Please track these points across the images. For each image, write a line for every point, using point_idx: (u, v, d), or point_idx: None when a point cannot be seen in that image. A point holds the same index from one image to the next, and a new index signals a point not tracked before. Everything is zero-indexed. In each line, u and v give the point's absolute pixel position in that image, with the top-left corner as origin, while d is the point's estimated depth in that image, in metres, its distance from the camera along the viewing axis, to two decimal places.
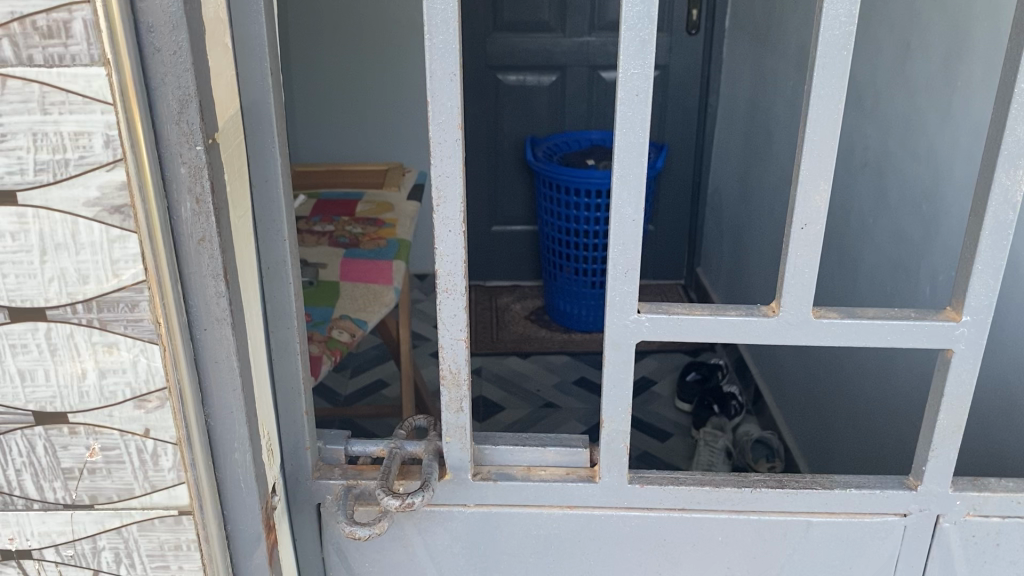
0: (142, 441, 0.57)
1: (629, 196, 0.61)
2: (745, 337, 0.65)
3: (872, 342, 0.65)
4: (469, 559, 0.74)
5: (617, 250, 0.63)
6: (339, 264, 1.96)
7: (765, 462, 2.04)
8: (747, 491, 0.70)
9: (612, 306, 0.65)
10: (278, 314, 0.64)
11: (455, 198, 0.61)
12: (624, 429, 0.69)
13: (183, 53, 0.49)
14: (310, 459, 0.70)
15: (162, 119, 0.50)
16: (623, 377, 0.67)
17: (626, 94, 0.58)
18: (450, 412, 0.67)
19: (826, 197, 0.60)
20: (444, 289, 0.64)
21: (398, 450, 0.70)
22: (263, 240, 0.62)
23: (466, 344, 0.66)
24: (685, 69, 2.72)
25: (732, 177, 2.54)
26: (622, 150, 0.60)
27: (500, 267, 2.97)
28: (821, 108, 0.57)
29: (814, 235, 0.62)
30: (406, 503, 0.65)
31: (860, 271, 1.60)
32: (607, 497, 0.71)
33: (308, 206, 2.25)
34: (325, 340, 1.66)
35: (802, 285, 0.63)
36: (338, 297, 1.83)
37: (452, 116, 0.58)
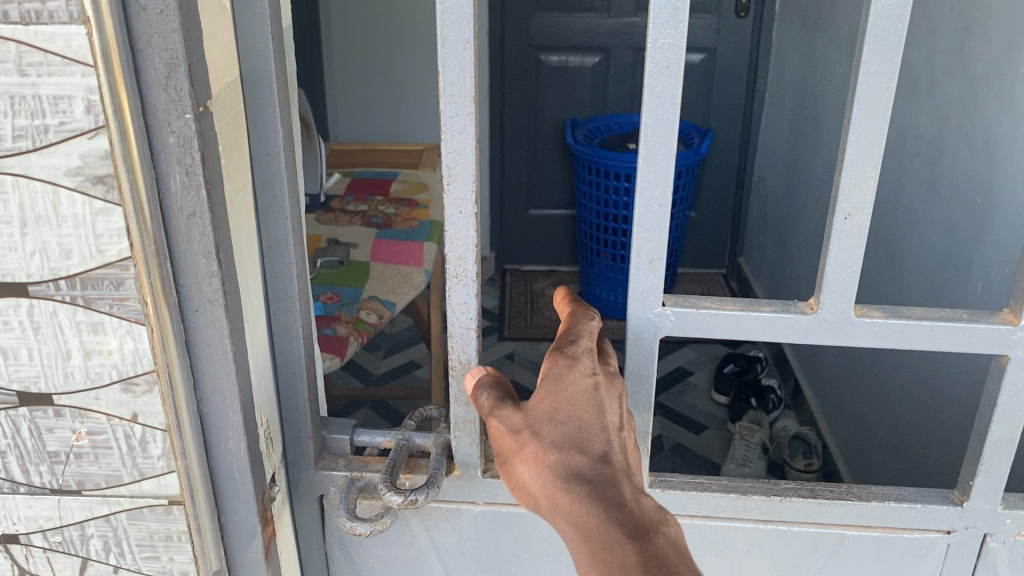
0: (130, 426, 0.54)
1: (655, 179, 0.56)
2: (780, 336, 0.60)
3: (918, 344, 0.60)
4: (478, 559, 0.71)
5: (641, 238, 0.58)
6: (371, 245, 1.93)
7: (803, 459, 1.98)
8: (776, 500, 0.66)
9: (635, 298, 0.60)
10: (279, 295, 0.61)
11: (467, 177, 0.57)
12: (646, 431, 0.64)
13: (170, 14, 0.45)
14: (312, 448, 0.67)
15: (149, 84, 0.46)
16: (646, 373, 0.63)
17: (654, 67, 0.53)
18: (460, 406, 0.63)
19: (873, 186, 0.55)
20: (454, 275, 0.60)
21: (405, 442, 0.67)
22: (262, 216, 0.59)
23: (477, 333, 0.62)
24: (734, 51, 2.63)
25: (778, 165, 2.47)
26: (650, 129, 0.55)
27: (537, 252, 2.92)
28: (872, 89, 0.52)
29: (858, 227, 0.56)
30: (414, 500, 0.61)
31: (907, 266, 1.53)
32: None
33: (342, 184, 2.23)
34: (352, 320, 1.64)
35: (842, 283, 0.58)
36: (368, 278, 1.80)
37: (464, 88, 0.54)
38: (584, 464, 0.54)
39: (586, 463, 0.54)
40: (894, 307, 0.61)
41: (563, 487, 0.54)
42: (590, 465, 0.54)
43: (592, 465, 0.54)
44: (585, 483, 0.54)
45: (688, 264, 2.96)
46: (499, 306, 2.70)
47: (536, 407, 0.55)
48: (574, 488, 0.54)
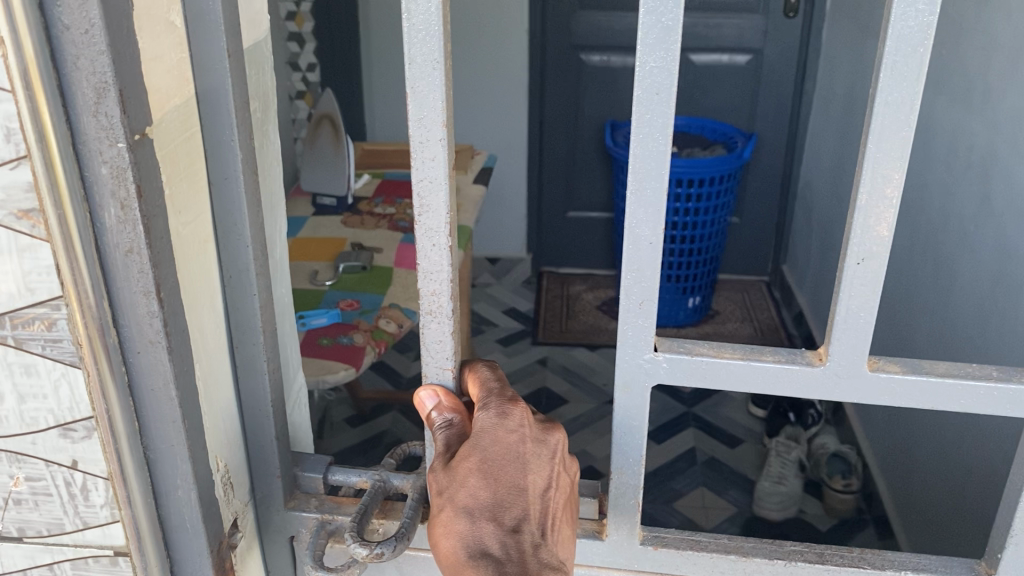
0: (70, 473, 0.50)
1: (645, 215, 0.51)
2: (785, 389, 0.55)
3: (940, 405, 0.54)
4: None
5: (631, 279, 0.53)
6: (396, 250, 1.90)
7: (841, 479, 1.89)
8: (780, 564, 0.61)
9: (624, 343, 0.55)
10: (241, 329, 0.57)
11: (441, 208, 0.52)
12: (636, 484, 0.59)
13: (97, 34, 0.41)
14: (281, 489, 0.63)
15: (78, 109, 0.42)
16: (636, 423, 0.57)
17: (644, 92, 0.48)
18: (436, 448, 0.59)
19: (891, 227, 0.49)
20: (428, 313, 0.55)
21: (381, 483, 0.62)
22: (224, 243, 0.54)
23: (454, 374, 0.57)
24: (781, 54, 2.55)
25: (825, 171, 2.38)
26: (639, 161, 0.49)
27: (574, 255, 2.86)
28: (889, 124, 0.46)
29: (873, 273, 0.50)
30: (380, 552, 0.56)
31: (956, 284, 1.45)
32: (613, 558, 0.63)
33: (372, 185, 2.21)
34: (371, 329, 1.60)
35: (853, 337, 0.52)
36: (390, 284, 1.76)
37: (436, 111, 0.49)
38: (493, 534, 0.52)
39: (495, 535, 0.52)
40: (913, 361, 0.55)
41: (468, 557, 0.52)
42: (498, 537, 0.52)
43: (501, 538, 0.52)
44: (491, 558, 0.52)
45: (731, 270, 2.88)
46: (533, 310, 2.65)
47: (457, 468, 0.53)
48: (479, 562, 0.52)
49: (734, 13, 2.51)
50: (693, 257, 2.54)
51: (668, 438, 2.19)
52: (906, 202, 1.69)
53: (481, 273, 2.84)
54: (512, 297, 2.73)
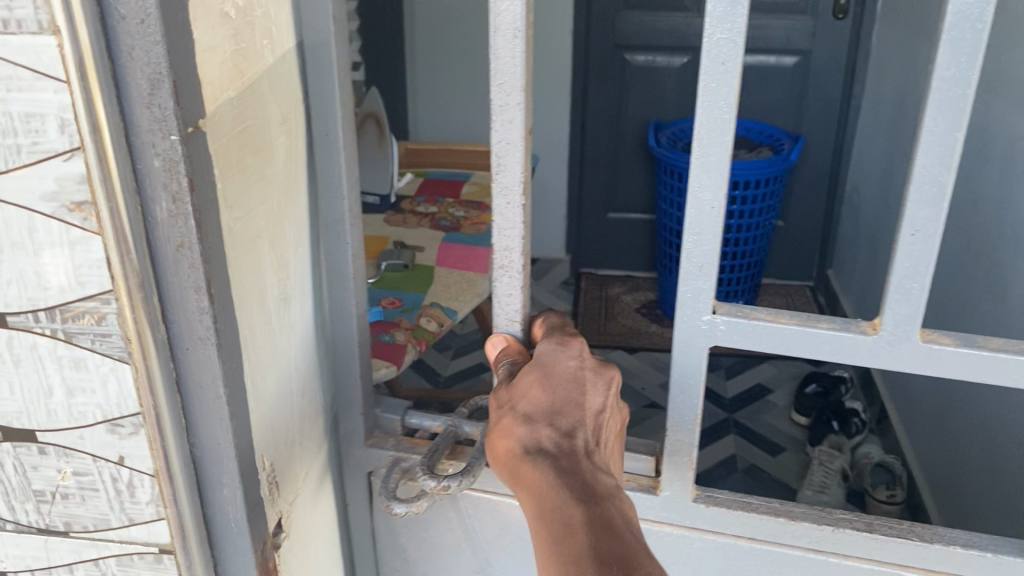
0: (116, 468, 0.50)
1: (708, 179, 0.57)
2: (836, 353, 0.60)
3: (986, 378, 0.59)
4: (522, 550, 0.75)
5: (694, 242, 0.59)
6: (437, 249, 1.90)
7: (885, 489, 1.86)
8: (828, 529, 0.68)
9: (685, 302, 0.62)
10: (335, 274, 0.65)
11: (515, 167, 0.58)
12: (691, 442, 0.66)
13: (153, 24, 0.40)
14: (363, 425, 0.72)
15: (132, 101, 0.42)
16: (695, 377, 0.64)
17: (712, 64, 0.54)
18: None
19: (944, 202, 0.53)
20: (501, 265, 0.62)
21: (454, 429, 0.70)
22: (322, 195, 0.62)
23: (522, 327, 0.64)
24: (830, 57, 2.51)
25: (873, 175, 2.33)
26: (704, 128, 0.56)
27: (614, 256, 2.84)
28: (946, 97, 0.50)
29: (926, 244, 0.54)
30: (450, 485, 0.63)
31: (1011, 293, 1.40)
32: (669, 512, 0.70)
33: (414, 184, 2.22)
34: (412, 328, 1.60)
35: (904, 305, 0.57)
36: (432, 283, 1.76)
37: (515, 76, 0.56)
38: (550, 437, 0.53)
39: (552, 438, 0.53)
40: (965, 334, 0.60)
41: (525, 458, 0.53)
42: (554, 439, 0.54)
43: (558, 442, 0.53)
44: (548, 457, 0.53)
45: (773, 275, 2.83)
46: (573, 310, 2.63)
47: (521, 377, 0.56)
48: (536, 460, 0.53)
49: (783, 15, 2.47)
50: (736, 259, 2.51)
51: (709, 443, 2.17)
52: (957, 207, 1.65)
53: None
54: (551, 297, 2.71)
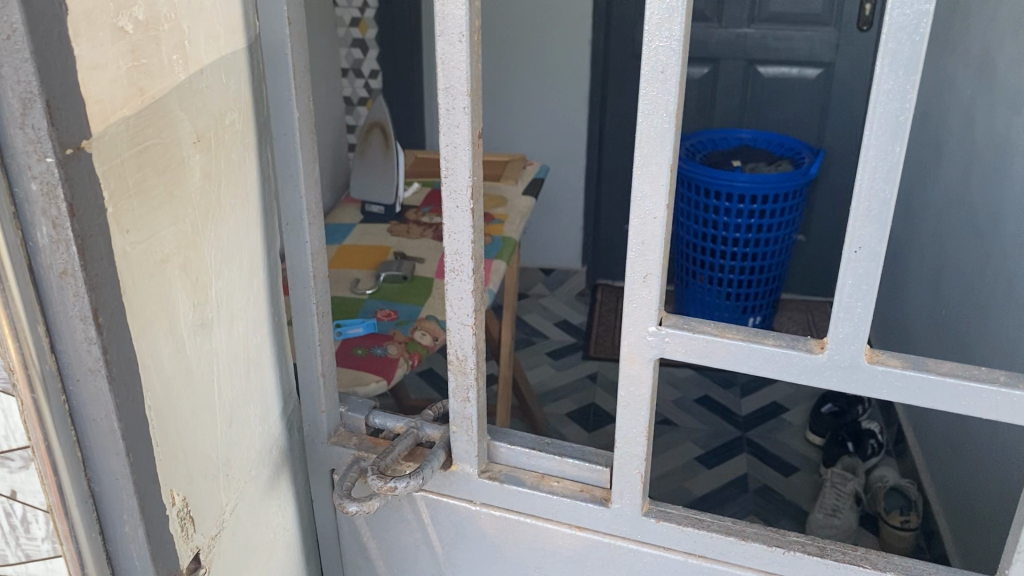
0: (10, 503, 0.48)
1: (644, 185, 0.59)
2: (784, 368, 0.62)
3: (935, 403, 0.60)
4: (479, 555, 0.80)
5: (636, 252, 0.62)
6: (438, 260, 1.88)
7: (899, 514, 1.81)
8: (779, 552, 0.70)
9: (631, 314, 0.64)
10: (296, 271, 0.70)
11: (463, 172, 0.64)
12: (638, 457, 0.70)
13: (21, 40, 0.38)
14: (326, 423, 0.77)
15: (6, 123, 0.39)
16: (641, 385, 0.67)
17: (650, 73, 0.56)
18: (458, 400, 0.73)
19: (881, 220, 0.55)
20: (453, 269, 0.68)
21: (415, 430, 0.77)
22: (282, 197, 0.67)
23: (473, 330, 0.70)
24: (854, 68, 2.45)
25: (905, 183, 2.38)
26: (644, 136, 0.58)
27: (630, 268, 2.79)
28: (883, 112, 0.52)
29: (864, 261, 0.57)
30: (397, 485, 0.69)
31: None
32: (620, 525, 0.74)
33: (420, 195, 2.21)
34: (406, 341, 1.57)
35: (845, 324, 0.59)
36: (429, 295, 1.74)
37: (460, 82, 0.61)
38: None
39: None
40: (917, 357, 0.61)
41: None
42: None
43: None
44: None
45: (795, 290, 2.76)
46: (587, 323, 2.60)
47: None
48: None
49: (804, 26, 2.42)
50: (755, 274, 2.47)
51: (720, 462, 2.11)
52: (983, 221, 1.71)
53: (536, 283, 2.80)
54: (566, 308, 2.69)
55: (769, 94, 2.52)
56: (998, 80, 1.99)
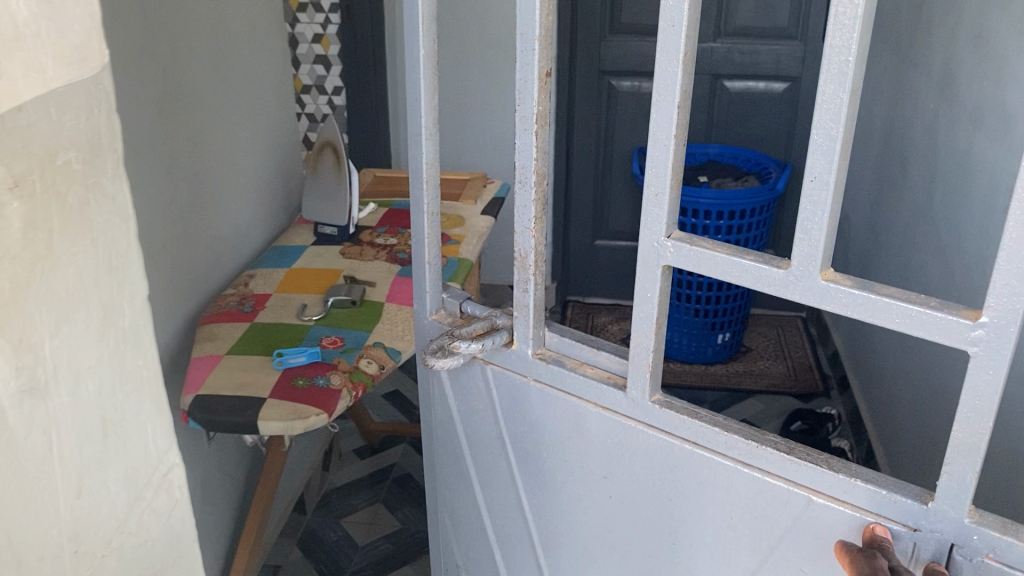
0: None
1: (661, 118, 0.85)
2: (761, 278, 0.85)
3: (871, 315, 0.80)
4: (544, 421, 1.15)
5: (652, 174, 0.89)
6: (390, 283, 1.84)
7: None
8: (753, 444, 0.94)
9: (650, 225, 0.91)
10: (415, 176, 1.11)
11: (530, 101, 0.96)
12: (648, 351, 0.98)
13: None
14: (429, 303, 1.19)
15: None
16: (654, 278, 0.93)
17: (668, 21, 0.82)
18: (521, 292, 1.07)
19: (829, 159, 0.76)
20: (520, 182, 1.01)
21: (492, 318, 1.14)
22: (411, 116, 1.07)
23: (532, 233, 1.03)
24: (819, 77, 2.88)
25: (863, 195, 2.71)
26: (662, 78, 0.84)
27: (603, 284, 3.46)
28: (832, 65, 0.74)
29: (821, 188, 0.78)
30: (462, 345, 1.08)
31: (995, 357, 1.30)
32: (638, 405, 1.03)
33: (376, 216, 2.17)
34: (349, 370, 1.53)
35: (806, 243, 0.81)
36: (378, 320, 1.69)
37: (531, 23, 0.93)
38: None
39: None
40: (869, 283, 0.81)
41: None
42: None
43: None
44: None
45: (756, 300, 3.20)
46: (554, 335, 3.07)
47: None
48: None
49: (770, 41, 2.87)
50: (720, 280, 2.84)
51: None
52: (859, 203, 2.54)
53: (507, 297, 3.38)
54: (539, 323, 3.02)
55: (733, 106, 2.96)
56: (953, 86, 2.00)
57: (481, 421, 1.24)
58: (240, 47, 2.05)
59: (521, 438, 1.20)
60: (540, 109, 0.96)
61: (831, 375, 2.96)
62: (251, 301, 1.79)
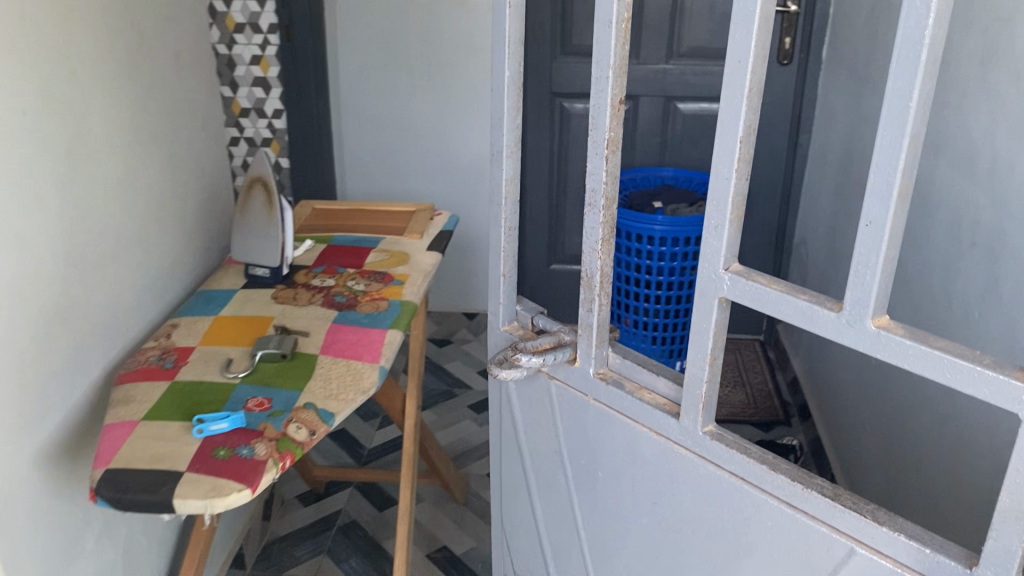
0: None
1: (724, 151, 0.96)
2: (818, 318, 0.93)
3: (930, 372, 0.85)
4: (604, 434, 1.32)
5: (713, 207, 0.99)
6: (325, 333, 1.70)
7: None
8: (799, 487, 1.04)
9: (716, 259, 1.02)
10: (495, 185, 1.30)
11: (602, 127, 1.10)
12: (700, 387, 1.11)
13: None
14: (502, 316, 1.41)
15: None
16: (714, 308, 1.05)
17: (734, 61, 0.92)
18: (585, 311, 1.23)
19: (885, 207, 0.83)
20: (591, 204, 1.15)
21: (559, 336, 1.33)
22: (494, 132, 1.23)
23: (598, 254, 1.17)
24: (775, 99, 2.86)
25: (820, 224, 2.66)
26: (726, 114, 0.94)
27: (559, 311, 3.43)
28: (895, 112, 0.80)
29: (877, 234, 0.85)
30: (524, 357, 1.27)
31: None
32: (689, 433, 1.16)
33: (314, 254, 2.04)
34: (277, 438, 1.40)
35: (857, 290, 0.89)
36: (311, 377, 1.56)
37: (606, 53, 1.06)
38: None
39: None
40: (921, 334, 0.87)
41: None
42: None
43: None
44: None
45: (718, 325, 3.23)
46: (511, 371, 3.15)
47: None
48: None
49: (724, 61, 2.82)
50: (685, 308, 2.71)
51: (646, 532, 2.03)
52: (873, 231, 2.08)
53: (461, 328, 3.38)
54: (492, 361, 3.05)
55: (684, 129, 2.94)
56: None
57: (548, 427, 1.45)
58: (167, 75, 1.93)
59: (580, 446, 1.39)
60: (612, 135, 1.10)
61: (791, 401, 2.89)
62: (174, 356, 1.64)
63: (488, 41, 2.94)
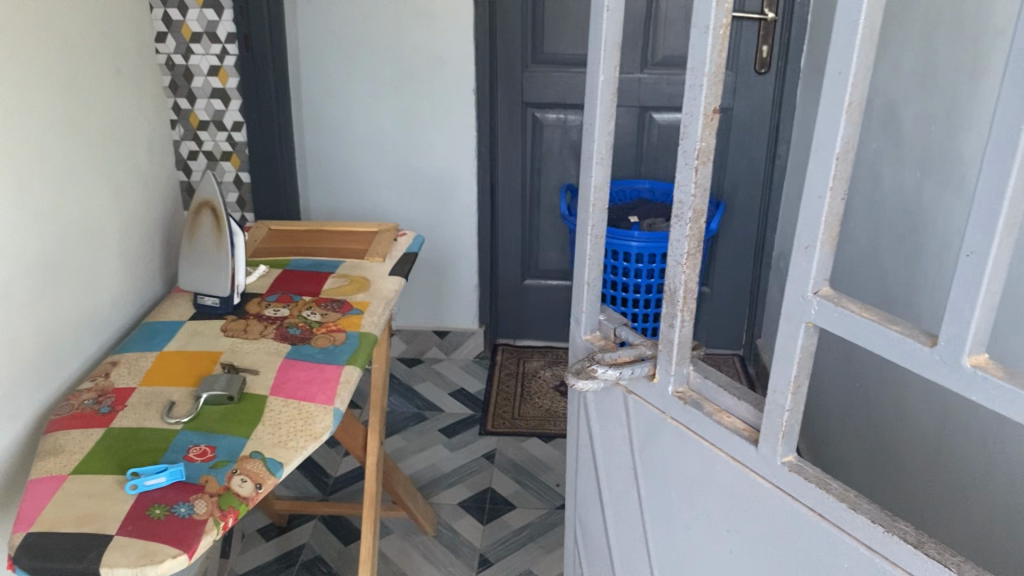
0: None
1: (817, 168, 0.88)
2: (909, 350, 0.84)
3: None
4: (680, 453, 1.23)
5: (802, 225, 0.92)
6: (277, 371, 1.58)
7: None
8: (880, 529, 0.94)
9: (804, 279, 0.94)
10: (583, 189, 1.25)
11: (694, 136, 1.04)
12: (781, 412, 1.02)
13: None
14: (585, 324, 1.37)
15: None
16: (799, 331, 0.96)
17: (833, 71, 0.84)
18: (667, 326, 1.16)
19: (990, 237, 0.75)
20: (679, 215, 1.09)
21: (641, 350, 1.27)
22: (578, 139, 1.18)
23: (683, 268, 1.11)
24: (751, 110, 2.77)
25: None
26: (821, 128, 0.86)
27: (535, 326, 3.34)
28: (1005, 130, 0.71)
29: (978, 264, 0.76)
30: (600, 369, 1.24)
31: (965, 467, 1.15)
32: (766, 462, 1.07)
33: (268, 280, 1.92)
34: (220, 493, 1.28)
35: (952, 323, 0.80)
36: (259, 422, 1.44)
37: (703, 57, 1.00)
38: None
39: None
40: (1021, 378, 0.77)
41: None
42: None
43: None
44: None
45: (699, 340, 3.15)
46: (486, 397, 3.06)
47: None
48: None
49: None
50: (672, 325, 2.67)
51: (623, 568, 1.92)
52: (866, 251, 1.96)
53: (431, 346, 3.28)
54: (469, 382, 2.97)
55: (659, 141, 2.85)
56: (898, 126, 1.84)
57: (621, 439, 1.38)
58: (108, 90, 1.79)
59: (652, 462, 1.31)
60: (703, 145, 1.04)
61: None
62: (111, 399, 1.52)
63: (454, 52, 2.82)
